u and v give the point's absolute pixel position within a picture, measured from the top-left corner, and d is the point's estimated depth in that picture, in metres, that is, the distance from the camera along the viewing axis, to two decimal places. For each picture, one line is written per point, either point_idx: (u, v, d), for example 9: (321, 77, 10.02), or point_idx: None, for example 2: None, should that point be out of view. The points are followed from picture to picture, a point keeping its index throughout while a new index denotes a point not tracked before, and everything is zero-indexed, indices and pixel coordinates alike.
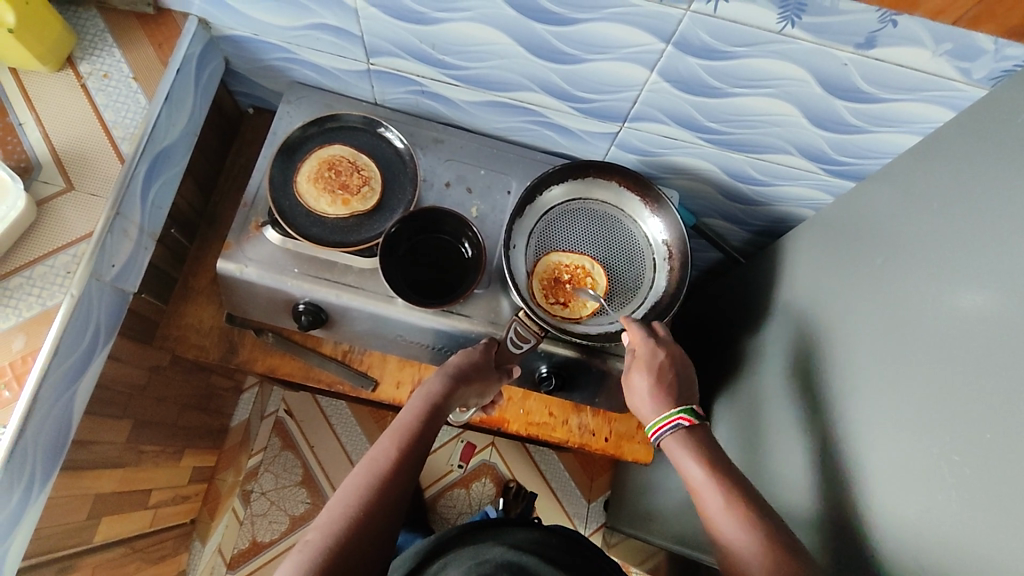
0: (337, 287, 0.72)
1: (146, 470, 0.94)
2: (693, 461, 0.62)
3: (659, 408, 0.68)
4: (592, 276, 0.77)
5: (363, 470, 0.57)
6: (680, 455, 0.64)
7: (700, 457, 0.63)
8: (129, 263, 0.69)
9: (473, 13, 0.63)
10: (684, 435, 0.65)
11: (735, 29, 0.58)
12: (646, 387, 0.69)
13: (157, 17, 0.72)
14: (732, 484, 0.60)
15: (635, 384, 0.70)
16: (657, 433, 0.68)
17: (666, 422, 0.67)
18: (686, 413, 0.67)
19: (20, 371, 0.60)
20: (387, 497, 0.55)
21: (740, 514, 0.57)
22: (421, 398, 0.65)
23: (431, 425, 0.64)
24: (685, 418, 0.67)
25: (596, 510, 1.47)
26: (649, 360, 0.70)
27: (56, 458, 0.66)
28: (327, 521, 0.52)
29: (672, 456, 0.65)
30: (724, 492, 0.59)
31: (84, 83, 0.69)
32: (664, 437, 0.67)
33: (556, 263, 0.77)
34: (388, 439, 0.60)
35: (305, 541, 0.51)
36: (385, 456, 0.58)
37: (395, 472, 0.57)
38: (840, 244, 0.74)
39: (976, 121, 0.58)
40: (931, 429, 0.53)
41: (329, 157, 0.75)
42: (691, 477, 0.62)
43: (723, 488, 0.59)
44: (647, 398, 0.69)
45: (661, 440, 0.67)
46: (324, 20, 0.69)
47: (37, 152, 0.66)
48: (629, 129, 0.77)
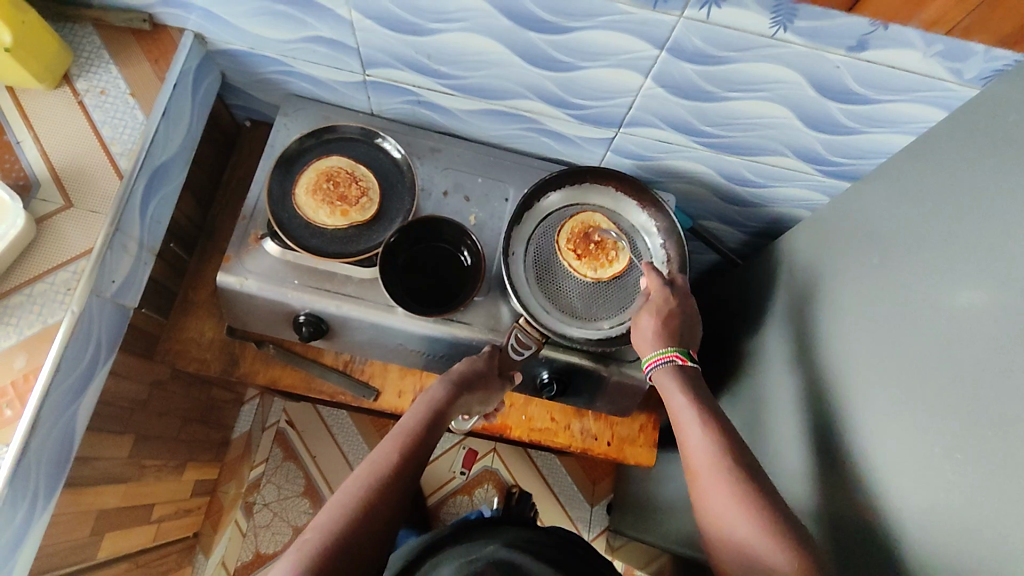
0: (337, 297, 0.72)
1: (148, 484, 0.94)
2: (680, 391, 0.65)
3: (657, 344, 0.70)
4: (617, 257, 0.78)
5: (363, 472, 0.57)
6: (670, 388, 0.66)
7: (688, 390, 0.65)
8: (129, 278, 0.69)
9: (468, 23, 0.63)
10: (676, 371, 0.67)
11: (728, 35, 0.59)
12: (652, 328, 0.70)
13: (153, 33, 0.72)
14: (713, 415, 0.62)
15: (641, 324, 0.71)
16: (653, 365, 0.69)
17: (660, 358, 0.68)
18: (680, 352, 0.69)
19: (21, 389, 0.60)
20: (386, 501, 0.55)
21: (714, 443, 0.60)
22: (424, 403, 0.65)
23: (433, 431, 0.63)
24: (679, 357, 0.68)
25: (599, 514, 1.47)
26: (657, 304, 0.71)
27: (60, 475, 0.66)
28: (325, 521, 0.52)
29: (662, 389, 0.68)
30: (704, 421, 0.62)
31: (81, 100, 0.69)
32: (655, 370, 0.69)
33: (596, 223, 0.79)
34: (390, 443, 0.60)
35: (304, 540, 0.51)
36: (386, 458, 0.58)
37: (395, 475, 0.57)
38: (837, 244, 0.74)
39: (968, 121, 0.59)
40: (933, 426, 0.54)
41: (327, 168, 0.76)
42: (675, 405, 0.65)
43: (704, 417, 0.62)
44: (649, 336, 0.70)
45: (653, 374, 0.69)
46: (320, 33, 0.69)
47: (35, 170, 0.66)
48: (625, 134, 0.78)
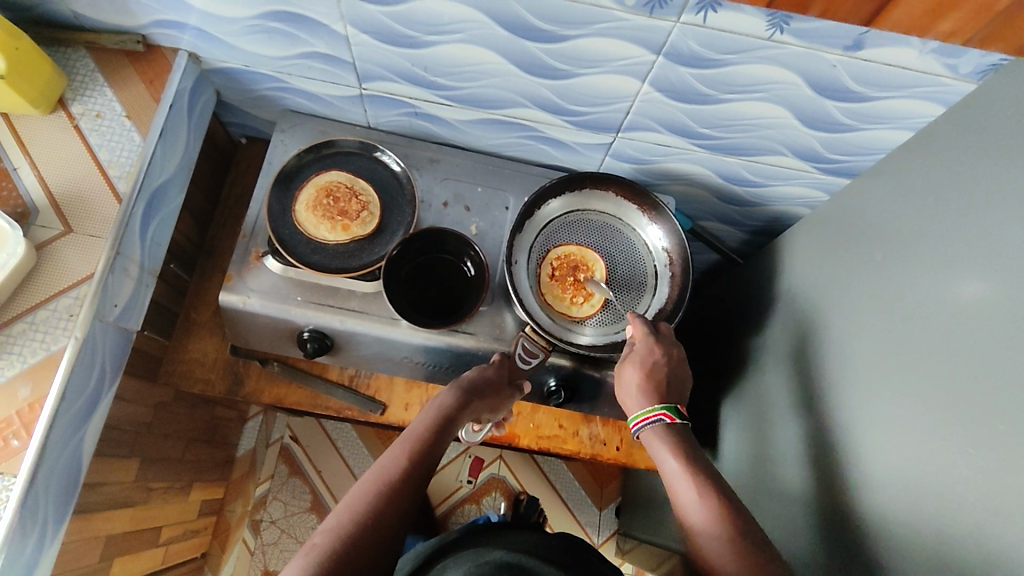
0: (341, 312, 0.72)
1: (156, 507, 0.93)
2: (672, 457, 0.62)
3: (643, 403, 0.68)
4: (585, 301, 0.77)
5: (371, 478, 0.56)
6: (659, 450, 0.64)
7: (679, 453, 0.63)
8: (131, 302, 0.69)
9: (464, 35, 0.63)
10: (663, 430, 0.65)
11: (725, 38, 0.59)
12: (635, 381, 0.69)
13: (147, 54, 0.72)
14: (709, 485, 0.59)
15: (625, 377, 0.70)
16: (638, 425, 0.67)
17: (647, 417, 0.67)
18: (667, 409, 0.66)
19: (27, 419, 0.60)
20: (395, 506, 0.55)
21: (717, 515, 0.57)
22: (434, 408, 0.65)
23: (442, 438, 0.63)
24: (668, 414, 0.66)
25: (607, 518, 1.47)
26: (640, 354, 0.70)
27: (68, 503, 0.65)
28: (335, 524, 0.52)
29: (652, 452, 0.65)
30: (702, 492, 0.59)
31: (77, 124, 0.69)
32: (643, 431, 0.67)
33: (592, 267, 0.79)
34: (398, 449, 0.60)
35: (313, 544, 0.50)
36: (395, 463, 0.58)
37: (403, 481, 0.56)
38: (837, 240, 0.74)
39: (967, 116, 0.59)
40: (936, 420, 0.53)
41: (327, 183, 0.76)
42: (667, 470, 0.62)
43: (703, 488, 0.59)
44: (634, 392, 0.69)
45: (642, 433, 0.67)
46: (315, 49, 0.69)
47: (33, 196, 0.65)
48: (622, 139, 0.78)
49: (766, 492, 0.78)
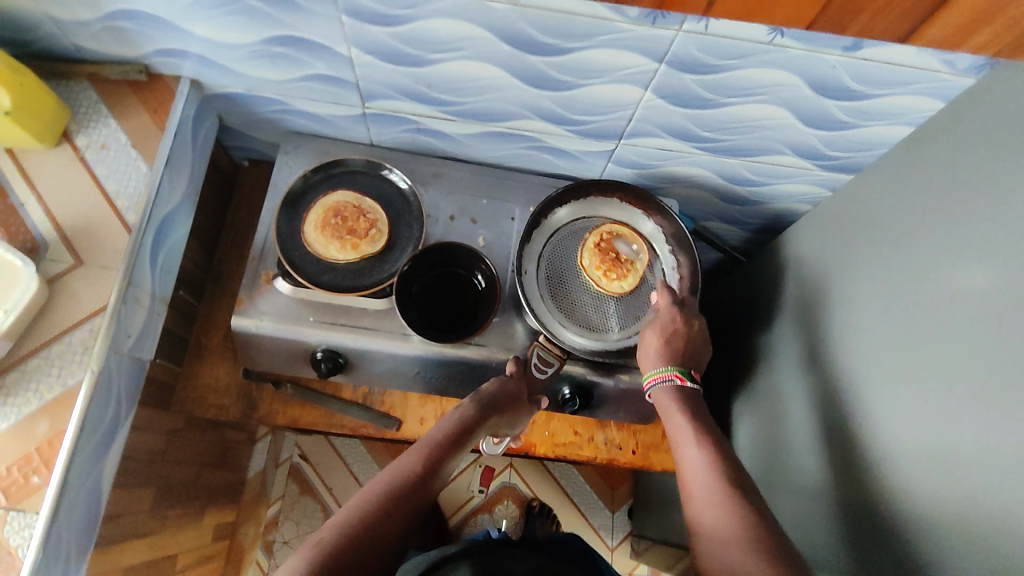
0: (354, 331, 0.72)
1: (171, 534, 0.93)
2: (677, 409, 0.68)
3: (660, 362, 0.71)
4: (593, 271, 0.77)
5: (384, 478, 0.57)
6: (668, 406, 0.69)
7: (686, 408, 0.68)
8: (144, 331, 0.69)
9: (468, 51, 0.64)
10: (674, 389, 0.70)
11: (725, 44, 0.59)
12: (654, 344, 0.71)
13: (150, 83, 0.72)
14: (705, 433, 0.65)
15: (645, 342, 0.72)
16: (654, 381, 0.71)
17: (660, 376, 0.70)
18: (680, 372, 0.70)
19: (47, 455, 0.59)
20: (401, 514, 0.54)
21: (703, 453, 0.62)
22: (454, 418, 0.65)
23: (456, 448, 0.63)
24: (678, 375, 0.70)
25: (621, 520, 1.47)
26: (664, 321, 0.72)
27: (89, 538, 0.65)
28: (342, 522, 0.52)
29: (662, 408, 0.70)
30: (695, 437, 0.64)
31: (83, 156, 0.69)
32: (654, 388, 0.71)
33: (626, 272, 0.78)
34: (414, 454, 0.60)
35: (318, 539, 0.50)
36: (408, 470, 0.58)
37: (414, 485, 0.57)
38: (841, 236, 0.75)
39: (967, 110, 0.60)
40: (953, 410, 0.54)
41: (335, 203, 0.75)
42: (672, 420, 0.68)
43: (698, 434, 0.64)
44: (651, 352, 0.71)
45: (653, 392, 0.71)
46: (317, 70, 0.69)
47: (41, 231, 0.65)
48: (625, 145, 0.79)
49: (783, 488, 0.79)
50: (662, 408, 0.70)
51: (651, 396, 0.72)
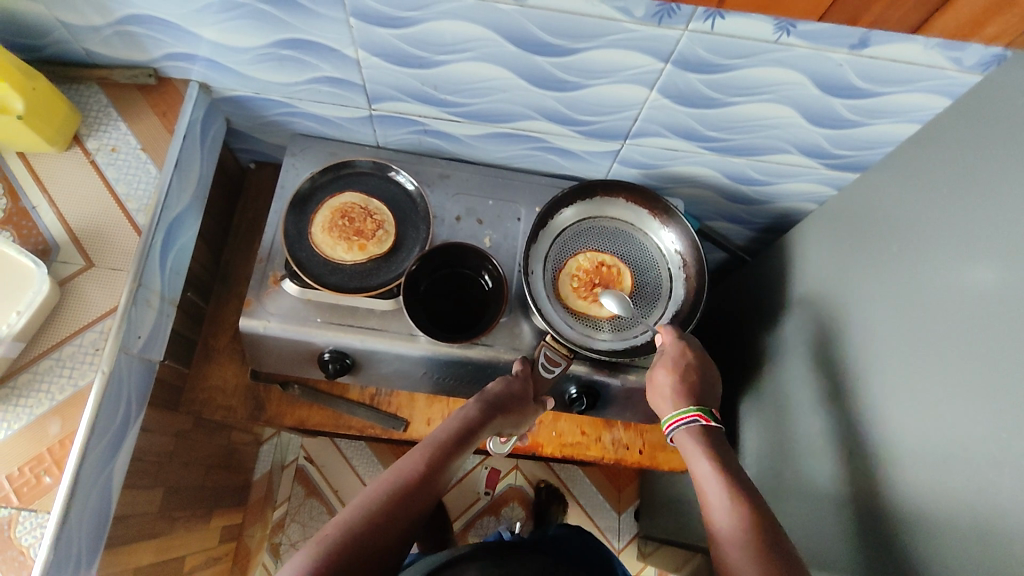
0: (361, 331, 0.73)
1: (179, 536, 0.93)
2: (702, 451, 0.63)
3: (676, 404, 0.69)
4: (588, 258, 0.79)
5: (391, 477, 0.56)
6: (691, 449, 0.64)
7: (711, 451, 0.63)
8: (153, 333, 0.69)
9: (474, 53, 0.64)
10: (697, 429, 0.65)
11: (731, 43, 0.60)
12: (669, 383, 0.70)
13: (159, 87, 0.73)
14: (733, 477, 0.59)
15: (659, 382, 0.71)
16: (672, 426, 0.68)
17: (682, 417, 0.67)
18: (703, 411, 0.67)
19: (59, 456, 0.60)
20: (406, 512, 0.54)
21: (734, 502, 0.57)
22: (461, 417, 0.64)
23: (463, 447, 0.63)
24: (702, 416, 0.67)
25: (627, 522, 1.47)
26: (672, 358, 0.71)
27: (99, 538, 0.65)
28: (346, 519, 0.52)
29: (685, 453, 0.65)
30: (724, 481, 0.59)
31: (93, 159, 0.69)
32: (676, 432, 0.67)
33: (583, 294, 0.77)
34: (421, 452, 0.59)
35: (323, 535, 0.50)
36: (412, 468, 0.58)
37: (420, 485, 0.57)
38: (847, 235, 0.75)
39: (975, 107, 0.60)
40: (962, 407, 0.54)
41: (341, 205, 0.76)
42: (696, 465, 0.62)
43: (726, 480, 0.59)
44: (668, 395, 0.70)
45: (674, 435, 0.68)
46: (324, 73, 0.70)
47: (53, 233, 0.66)
48: (631, 145, 0.79)
49: (792, 487, 0.79)
50: (686, 451, 0.65)
51: (673, 440, 0.68)
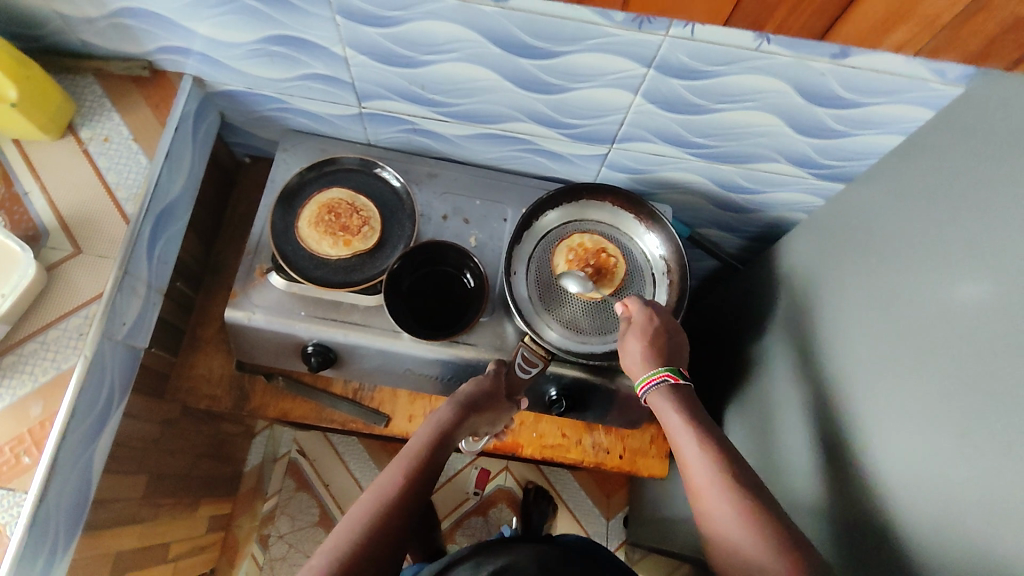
0: (344, 326, 0.73)
1: (163, 523, 0.94)
2: (675, 410, 0.65)
3: (647, 366, 0.69)
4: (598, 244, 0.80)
5: (370, 496, 0.57)
6: (663, 407, 0.66)
7: (682, 408, 0.65)
8: (139, 320, 0.70)
9: (460, 53, 0.65)
10: (667, 390, 0.67)
11: (713, 50, 0.60)
12: (640, 349, 0.69)
13: (153, 79, 0.74)
14: (709, 437, 0.61)
15: (629, 348, 0.70)
16: (644, 388, 0.68)
17: (653, 379, 0.68)
18: (671, 370, 0.68)
19: (38, 436, 0.61)
20: (391, 527, 0.55)
21: (712, 465, 0.59)
22: (433, 422, 0.66)
23: (441, 452, 0.64)
24: (672, 376, 0.68)
25: (616, 528, 1.46)
26: (643, 326, 0.71)
27: (78, 519, 0.66)
28: (332, 547, 0.52)
29: (657, 411, 0.67)
30: (702, 443, 0.61)
31: (86, 148, 0.71)
32: (649, 393, 0.68)
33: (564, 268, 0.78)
34: (397, 465, 0.60)
35: (310, 567, 0.51)
36: (392, 482, 0.58)
37: (401, 496, 0.57)
38: (832, 245, 0.75)
39: (957, 120, 0.60)
40: (936, 420, 0.54)
41: (329, 200, 0.77)
42: (670, 423, 0.65)
43: (702, 440, 0.61)
44: (638, 359, 0.69)
45: (647, 396, 0.69)
46: (315, 70, 0.71)
47: (43, 220, 0.67)
48: (618, 150, 0.79)
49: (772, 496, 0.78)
50: (657, 409, 0.67)
51: (645, 400, 0.69)
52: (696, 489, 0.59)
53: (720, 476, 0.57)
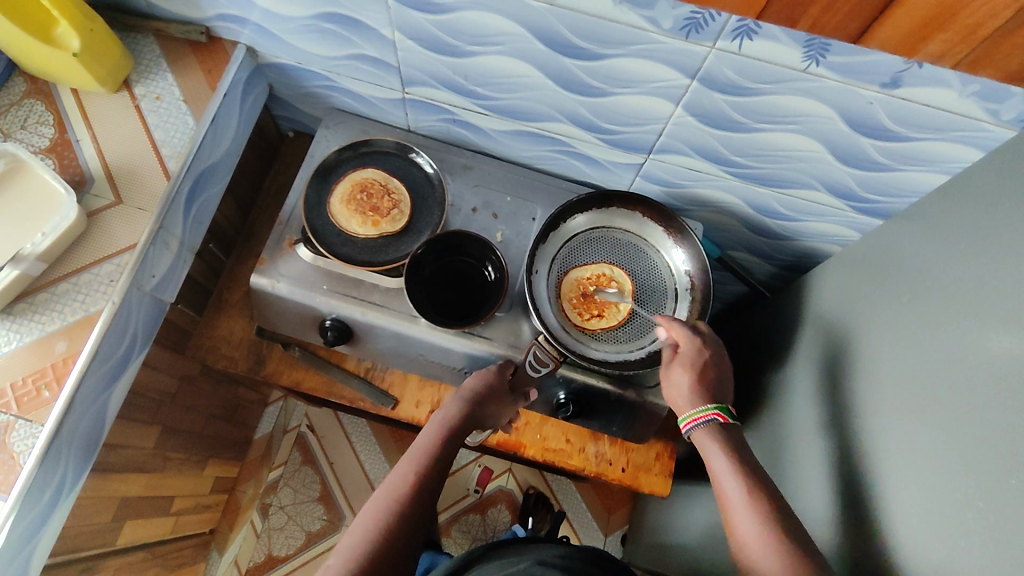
0: (363, 304, 0.74)
1: (171, 477, 0.97)
2: (723, 455, 0.63)
3: (694, 403, 0.68)
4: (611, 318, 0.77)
5: (382, 495, 0.59)
6: (710, 449, 0.64)
7: (731, 452, 0.63)
8: (168, 275, 0.72)
9: (503, 47, 0.66)
10: (715, 429, 0.65)
11: (760, 67, 0.59)
12: (686, 383, 0.69)
13: (209, 45, 0.77)
14: (761, 488, 0.59)
15: (675, 379, 0.69)
16: (688, 425, 0.67)
17: (700, 417, 0.66)
18: (721, 410, 0.66)
19: (60, 372, 0.63)
20: (405, 525, 0.57)
21: (765, 520, 0.56)
22: (441, 419, 0.68)
23: (450, 449, 0.66)
24: (720, 415, 0.66)
25: (613, 544, 1.44)
26: (691, 358, 0.70)
27: (89, 456, 0.68)
28: (348, 546, 0.55)
29: (702, 450, 0.66)
30: (749, 494, 0.59)
31: (138, 104, 0.74)
32: (694, 431, 0.67)
33: (605, 279, 0.78)
34: (407, 463, 0.62)
35: (327, 567, 0.53)
36: (403, 480, 0.60)
37: (412, 494, 0.59)
38: (862, 279, 0.73)
39: (1005, 162, 0.58)
40: (952, 469, 0.51)
41: (362, 179, 0.78)
42: (716, 468, 0.62)
43: (752, 491, 0.59)
44: (685, 393, 0.68)
45: (692, 433, 0.67)
46: (364, 51, 0.73)
47: (90, 167, 0.70)
48: (654, 160, 0.79)
49: None
50: (702, 449, 0.66)
51: (690, 438, 0.68)
52: (745, 544, 0.56)
53: (773, 532, 0.55)
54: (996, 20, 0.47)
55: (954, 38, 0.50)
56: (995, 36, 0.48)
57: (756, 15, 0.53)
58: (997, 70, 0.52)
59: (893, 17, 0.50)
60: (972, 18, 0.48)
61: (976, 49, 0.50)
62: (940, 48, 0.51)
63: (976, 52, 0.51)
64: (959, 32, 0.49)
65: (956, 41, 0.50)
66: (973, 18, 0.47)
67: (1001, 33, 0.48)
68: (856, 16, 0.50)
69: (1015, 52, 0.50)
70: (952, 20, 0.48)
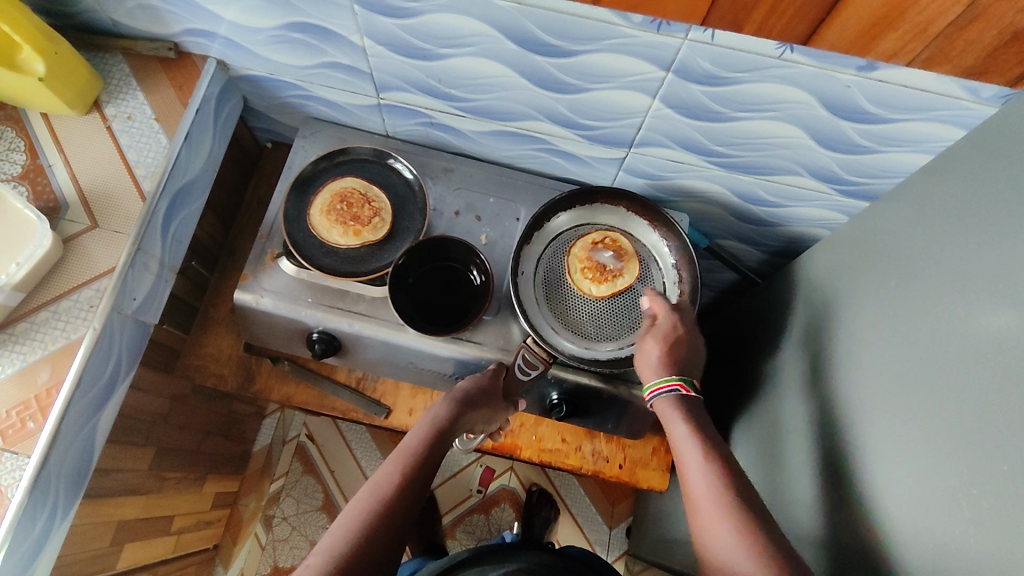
0: (350, 315, 0.73)
1: (169, 496, 0.96)
2: (682, 421, 0.63)
3: (660, 373, 0.67)
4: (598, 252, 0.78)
5: (366, 495, 0.58)
6: (670, 415, 0.65)
7: (692, 420, 0.63)
8: (150, 296, 0.72)
9: (475, 48, 0.65)
10: (678, 398, 0.65)
11: (733, 56, 0.58)
12: (657, 354, 0.68)
13: (178, 61, 0.76)
14: (716, 451, 0.60)
15: (647, 350, 0.69)
16: (654, 393, 0.67)
17: (662, 387, 0.66)
18: (684, 381, 0.66)
19: (44, 403, 0.62)
20: (388, 525, 0.56)
21: (716, 482, 0.57)
22: (428, 420, 0.67)
23: (437, 450, 0.65)
24: (683, 386, 0.66)
25: (618, 538, 1.44)
26: (666, 330, 0.70)
27: (80, 485, 0.68)
28: (329, 544, 0.53)
29: (664, 418, 0.66)
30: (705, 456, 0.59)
31: (109, 125, 0.73)
32: (657, 399, 0.67)
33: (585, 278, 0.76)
34: (393, 464, 0.62)
35: (306, 565, 0.52)
36: (388, 481, 0.59)
37: (396, 495, 0.58)
38: (848, 263, 0.72)
39: (987, 140, 0.57)
40: (944, 454, 0.50)
41: (341, 189, 0.77)
42: (676, 434, 0.63)
43: (709, 454, 0.59)
44: (653, 363, 0.68)
45: (655, 402, 0.67)
46: (336, 59, 0.72)
47: (64, 192, 0.69)
48: (636, 154, 0.78)
49: (776, 519, 0.75)
50: (663, 417, 0.66)
51: (653, 406, 0.68)
52: (695, 499, 0.57)
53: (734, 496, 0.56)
54: (944, 18, 0.48)
55: (906, 36, 0.51)
56: (949, 30, 0.50)
57: (700, 21, 0.54)
58: (955, 65, 0.53)
59: (842, 16, 0.50)
60: (921, 16, 0.49)
61: (929, 45, 0.52)
62: (893, 45, 0.52)
63: (931, 49, 0.52)
64: (909, 31, 0.50)
65: (907, 40, 0.51)
66: (924, 16, 0.48)
67: (954, 27, 0.49)
68: (802, 19, 0.51)
69: (971, 48, 0.51)
70: (900, 19, 0.49)
